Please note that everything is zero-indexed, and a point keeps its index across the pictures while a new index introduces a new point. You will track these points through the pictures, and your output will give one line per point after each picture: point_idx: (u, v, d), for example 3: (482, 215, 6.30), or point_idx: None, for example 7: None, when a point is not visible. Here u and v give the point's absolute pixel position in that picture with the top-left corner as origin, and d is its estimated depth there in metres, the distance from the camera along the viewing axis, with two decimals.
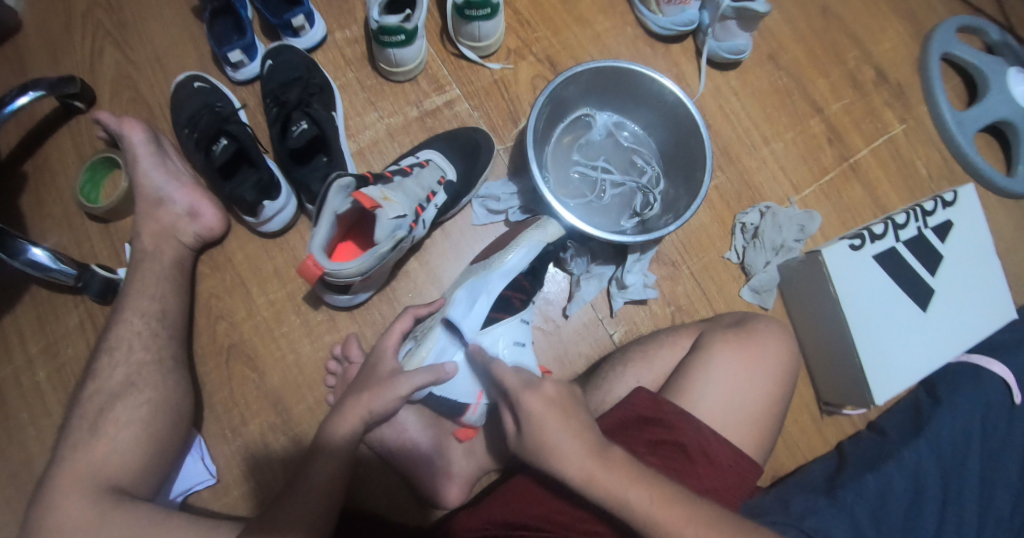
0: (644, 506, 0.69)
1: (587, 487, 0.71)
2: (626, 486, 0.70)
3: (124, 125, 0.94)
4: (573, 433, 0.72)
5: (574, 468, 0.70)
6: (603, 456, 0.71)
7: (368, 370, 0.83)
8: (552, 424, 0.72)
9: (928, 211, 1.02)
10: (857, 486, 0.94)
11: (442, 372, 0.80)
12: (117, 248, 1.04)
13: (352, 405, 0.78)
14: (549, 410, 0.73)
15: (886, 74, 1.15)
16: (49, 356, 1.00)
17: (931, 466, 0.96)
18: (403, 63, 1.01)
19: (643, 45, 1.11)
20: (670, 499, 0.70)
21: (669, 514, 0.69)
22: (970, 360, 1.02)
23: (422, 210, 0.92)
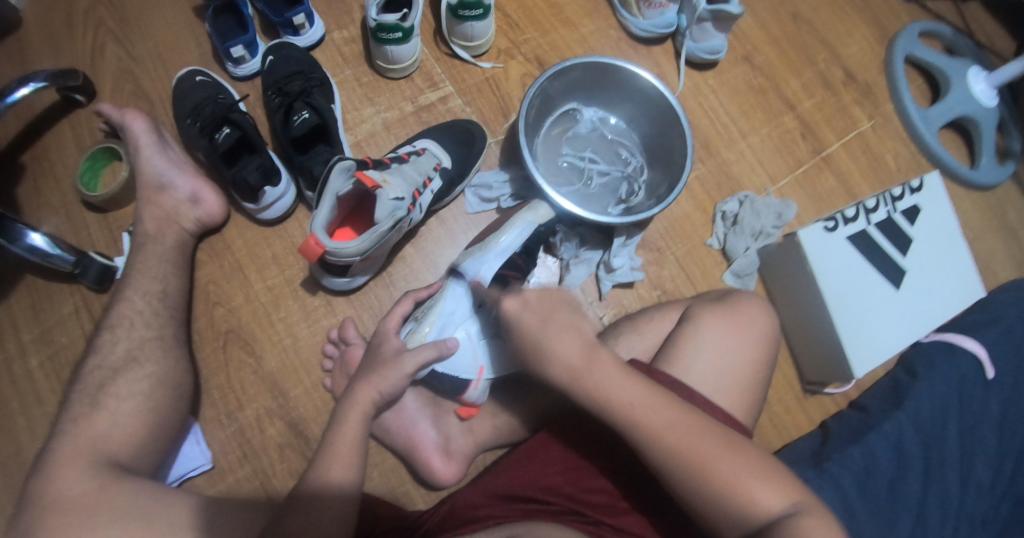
0: (628, 404, 0.74)
1: (570, 386, 0.76)
2: (611, 388, 0.75)
3: (126, 116, 0.98)
4: (564, 334, 0.78)
5: (558, 364, 0.77)
6: (588, 358, 0.76)
7: (374, 348, 0.84)
8: (542, 328, 0.78)
9: (896, 197, 1.11)
10: (842, 458, 1.00)
11: (446, 347, 0.83)
12: (114, 236, 1.05)
13: (363, 387, 0.80)
14: (536, 311, 0.79)
15: (854, 74, 1.25)
16: (43, 343, 1.01)
17: (911, 438, 1.03)
18: (399, 61, 1.06)
19: (626, 46, 1.18)
20: (658, 398, 0.75)
21: (653, 412, 0.73)
22: (943, 338, 1.10)
23: (419, 195, 0.96)
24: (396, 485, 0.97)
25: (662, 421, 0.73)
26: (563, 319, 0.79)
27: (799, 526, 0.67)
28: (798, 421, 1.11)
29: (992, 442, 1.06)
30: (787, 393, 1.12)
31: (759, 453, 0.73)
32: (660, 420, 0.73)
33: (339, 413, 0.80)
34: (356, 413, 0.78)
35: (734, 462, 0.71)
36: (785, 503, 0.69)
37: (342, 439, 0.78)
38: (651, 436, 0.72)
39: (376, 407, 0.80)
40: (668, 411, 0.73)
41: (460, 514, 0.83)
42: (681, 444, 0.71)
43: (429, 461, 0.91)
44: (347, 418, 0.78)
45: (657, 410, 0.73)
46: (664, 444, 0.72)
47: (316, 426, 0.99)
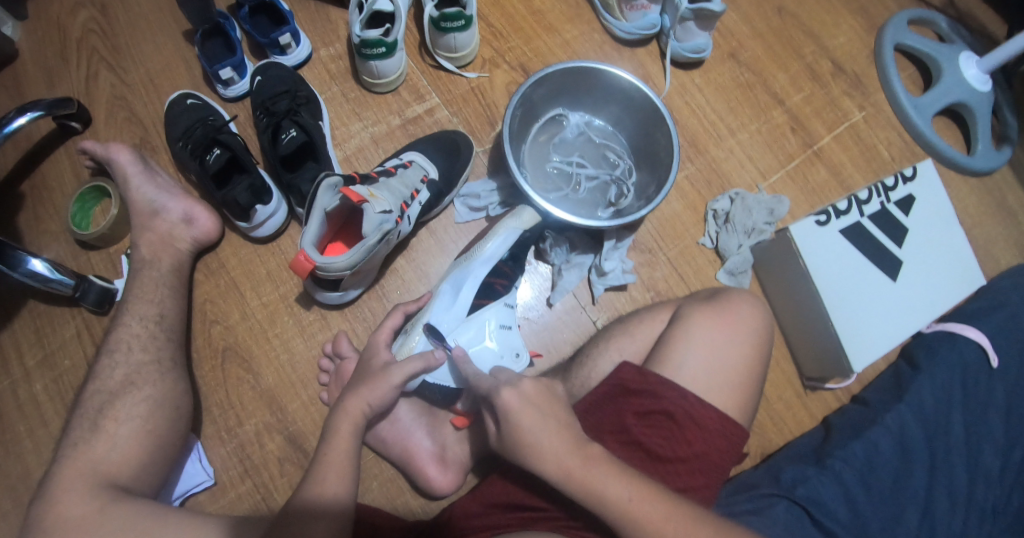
0: (621, 499, 0.71)
1: (567, 485, 0.73)
2: (602, 483, 0.72)
3: (111, 150, 1.01)
4: (552, 434, 0.74)
5: (552, 461, 0.73)
6: (581, 452, 0.73)
7: (363, 363, 0.87)
8: (536, 422, 0.75)
9: (889, 187, 1.10)
10: (844, 453, 0.99)
11: (433, 359, 0.84)
12: (113, 259, 1.08)
13: (353, 398, 0.82)
14: (529, 406, 0.75)
15: (842, 66, 1.25)
16: (47, 367, 1.03)
17: (914, 430, 1.02)
18: (384, 75, 1.07)
19: (610, 49, 1.18)
20: (648, 496, 0.72)
21: (646, 507, 0.71)
22: (944, 328, 1.09)
23: (406, 207, 0.97)
24: (395, 496, 0.97)
25: (658, 525, 0.71)
26: (558, 414, 0.76)
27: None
28: (799, 417, 1.10)
29: (999, 431, 1.05)
30: (787, 390, 1.11)
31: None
32: (656, 521, 0.71)
33: (334, 428, 0.81)
34: (347, 424, 0.80)
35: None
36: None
37: (334, 454, 0.79)
38: (646, 535, 0.70)
39: (368, 419, 0.82)
40: (663, 508, 0.72)
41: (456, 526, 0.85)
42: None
43: (425, 470, 0.91)
44: (339, 428, 0.80)
45: (652, 513, 0.71)
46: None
47: (314, 439, 1.00)
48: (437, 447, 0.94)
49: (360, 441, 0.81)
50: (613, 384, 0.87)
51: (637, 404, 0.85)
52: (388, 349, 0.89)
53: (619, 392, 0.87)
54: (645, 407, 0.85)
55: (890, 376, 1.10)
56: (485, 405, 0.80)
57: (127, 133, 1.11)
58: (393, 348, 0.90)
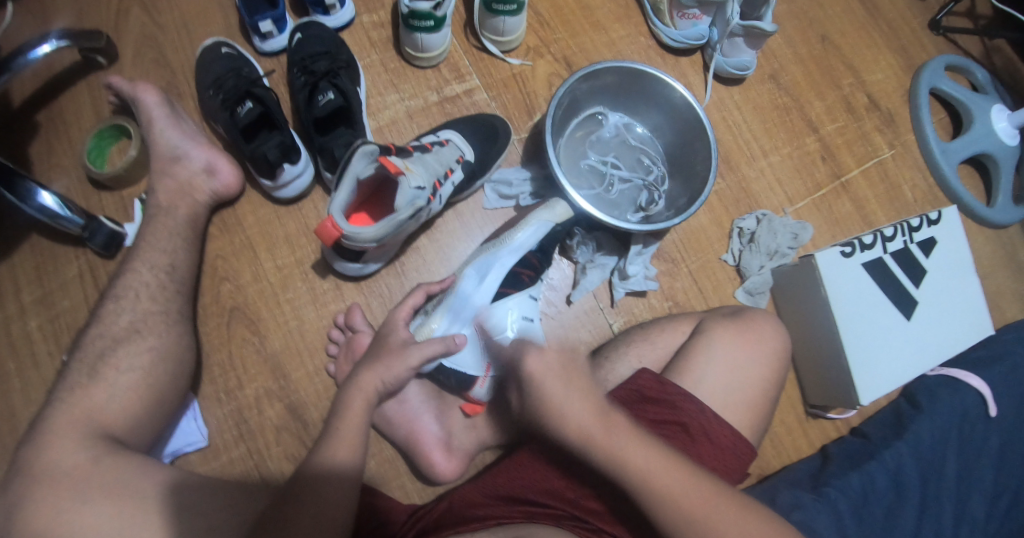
0: (642, 468, 0.72)
1: (586, 449, 0.73)
2: (625, 449, 0.73)
3: (137, 89, 0.97)
4: (577, 399, 0.73)
5: (573, 428, 0.73)
6: (604, 418, 0.73)
7: (381, 338, 0.84)
8: (562, 390, 0.73)
9: (914, 227, 1.11)
10: (841, 483, 0.99)
11: (453, 344, 0.82)
12: (125, 203, 1.03)
13: (367, 374, 0.79)
14: (553, 373, 0.74)
15: (877, 102, 1.25)
16: (44, 305, 0.99)
17: (911, 469, 1.02)
18: (428, 50, 1.05)
19: (654, 55, 1.17)
20: (676, 465, 0.73)
21: (668, 477, 0.72)
22: (948, 373, 1.10)
23: (439, 185, 0.95)
24: (392, 477, 0.95)
25: (680, 494, 0.72)
26: (581, 383, 0.74)
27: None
28: (798, 443, 1.11)
29: (989, 479, 1.06)
30: (789, 414, 1.12)
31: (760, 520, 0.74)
32: (679, 492, 0.72)
33: (346, 403, 0.78)
34: (360, 400, 0.78)
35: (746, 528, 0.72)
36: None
37: (345, 430, 0.77)
38: (667, 505, 0.71)
39: (380, 397, 0.79)
40: (686, 479, 0.73)
41: (458, 513, 0.83)
42: (704, 518, 0.71)
43: (429, 456, 0.89)
44: (351, 404, 0.78)
45: (675, 479, 0.72)
46: (681, 510, 0.71)
47: (315, 411, 0.97)
48: (443, 433, 0.92)
49: (370, 419, 0.79)
50: (631, 390, 0.87)
51: (653, 412, 0.84)
52: (407, 328, 0.86)
53: (636, 398, 0.86)
54: (660, 415, 0.84)
55: (890, 412, 1.11)
56: (510, 368, 0.80)
57: (154, 75, 1.07)
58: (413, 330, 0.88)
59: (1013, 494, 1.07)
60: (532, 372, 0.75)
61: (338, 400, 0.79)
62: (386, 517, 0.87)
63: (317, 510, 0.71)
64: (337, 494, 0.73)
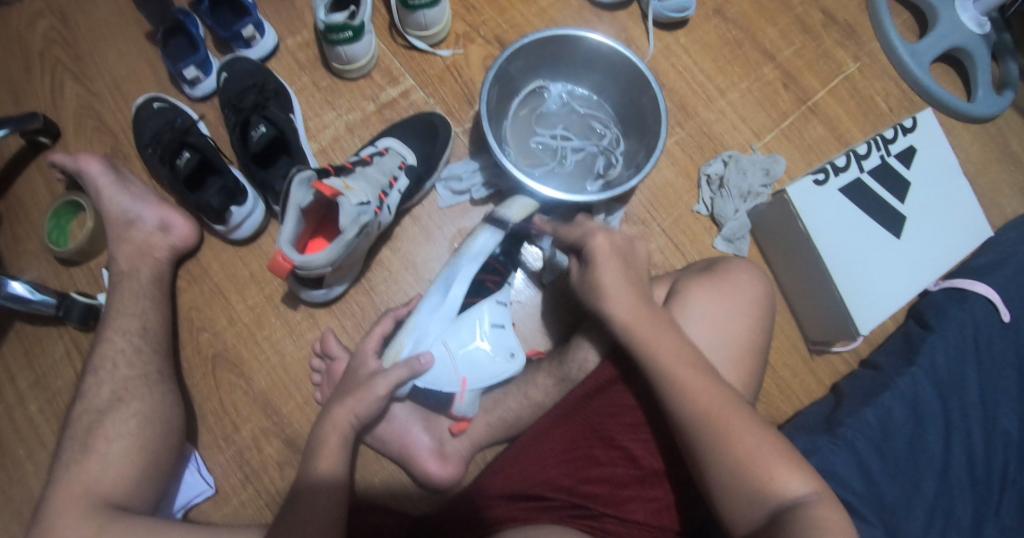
0: (670, 360, 0.75)
1: (626, 335, 0.77)
2: (660, 341, 0.76)
3: (80, 161, 0.97)
4: (625, 285, 0.78)
5: (619, 310, 0.77)
6: (644, 310, 0.77)
7: (351, 372, 0.85)
8: (615, 274, 0.78)
9: (889, 139, 1.08)
10: (855, 421, 0.95)
11: (418, 366, 0.82)
12: (95, 274, 1.05)
13: (339, 409, 0.80)
14: (610, 254, 0.78)
15: (834, 15, 1.19)
16: (39, 388, 1.02)
17: (927, 392, 0.98)
18: (354, 60, 1.03)
19: (589, 15, 1.13)
20: (699, 368, 0.75)
21: (692, 374, 0.74)
22: (953, 285, 1.06)
23: (385, 196, 0.93)
24: (399, 491, 0.97)
25: (701, 392, 0.73)
26: (630, 270, 0.79)
27: (817, 511, 0.67)
28: (806, 383, 1.08)
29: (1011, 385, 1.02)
30: (793, 355, 1.09)
31: (791, 456, 0.71)
32: (697, 388, 0.73)
33: (321, 437, 0.80)
34: (335, 435, 0.79)
35: (760, 439, 0.71)
36: (803, 487, 0.69)
37: (331, 458, 0.79)
38: (687, 399, 0.73)
39: (356, 429, 0.81)
40: (707, 378, 0.74)
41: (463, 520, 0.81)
42: (720, 425, 0.72)
43: (424, 465, 0.89)
44: (328, 441, 0.79)
45: (698, 378, 0.74)
46: (696, 406, 0.73)
47: None
48: (434, 444, 0.91)
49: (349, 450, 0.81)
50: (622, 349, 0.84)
51: None
52: (376, 357, 0.86)
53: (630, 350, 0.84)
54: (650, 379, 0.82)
55: (902, 339, 1.06)
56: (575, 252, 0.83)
57: (98, 143, 1.08)
58: (381, 357, 0.87)
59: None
60: (595, 251, 0.79)
61: (315, 433, 0.81)
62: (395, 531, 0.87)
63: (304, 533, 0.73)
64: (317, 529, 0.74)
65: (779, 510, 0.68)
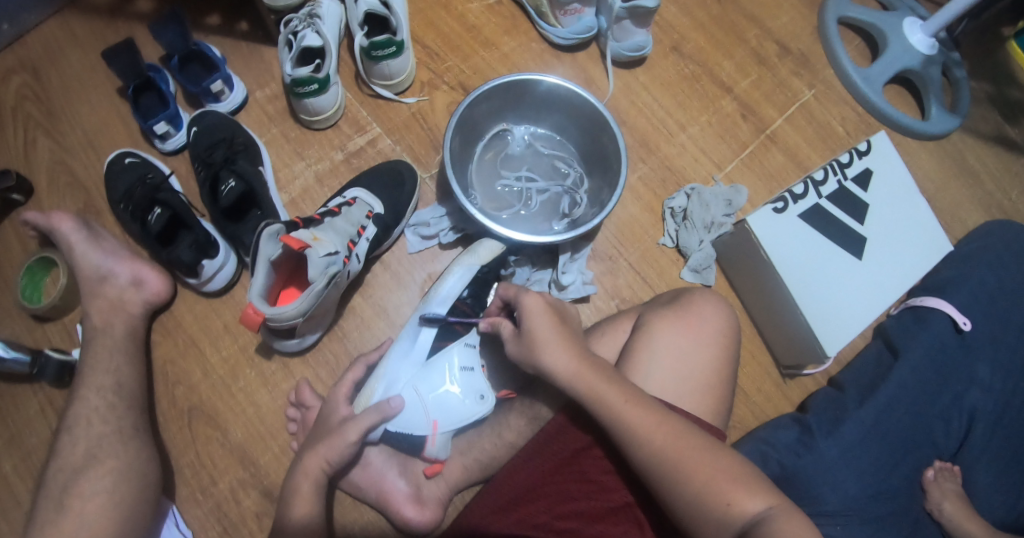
0: (616, 407, 0.76)
1: (573, 385, 0.78)
2: (603, 393, 0.77)
3: (52, 220, 0.98)
4: (559, 342, 0.80)
5: (560, 364, 0.79)
6: (582, 362, 0.79)
7: (324, 419, 0.86)
8: (547, 333, 0.80)
9: (845, 164, 1.11)
10: (817, 456, 1.00)
11: (388, 409, 0.83)
12: (69, 329, 1.06)
13: (311, 456, 0.81)
14: (541, 313, 0.81)
15: (787, 46, 1.24)
16: (14, 447, 1.02)
17: (889, 421, 1.03)
18: (321, 111, 1.05)
19: (550, 57, 1.17)
20: (646, 407, 0.77)
21: (641, 414, 0.76)
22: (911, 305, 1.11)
23: (354, 245, 0.95)
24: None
25: (651, 432, 0.75)
26: (559, 327, 0.81)
27: (777, 528, 0.69)
28: (778, 408, 1.10)
29: (967, 397, 1.06)
30: (765, 381, 1.11)
31: (748, 475, 0.74)
32: (649, 428, 0.75)
33: (295, 485, 0.81)
34: (308, 483, 0.80)
35: (716, 465, 0.73)
36: (762, 506, 0.71)
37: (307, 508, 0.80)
38: (640, 443, 0.75)
39: (328, 474, 0.81)
40: (655, 417, 0.76)
41: None
42: (674, 462, 0.73)
43: (401, 511, 0.90)
44: (300, 488, 0.80)
45: (647, 419, 0.76)
46: (651, 447, 0.74)
47: None
48: (411, 489, 0.92)
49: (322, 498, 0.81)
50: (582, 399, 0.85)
51: None
52: (349, 403, 0.87)
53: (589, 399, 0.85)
54: None
55: (870, 359, 1.09)
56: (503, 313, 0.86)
57: (71, 199, 1.10)
58: (354, 403, 0.88)
59: (995, 403, 1.07)
60: (526, 308, 0.82)
61: (288, 481, 0.82)
62: None
63: None
64: None
65: (742, 530, 0.70)
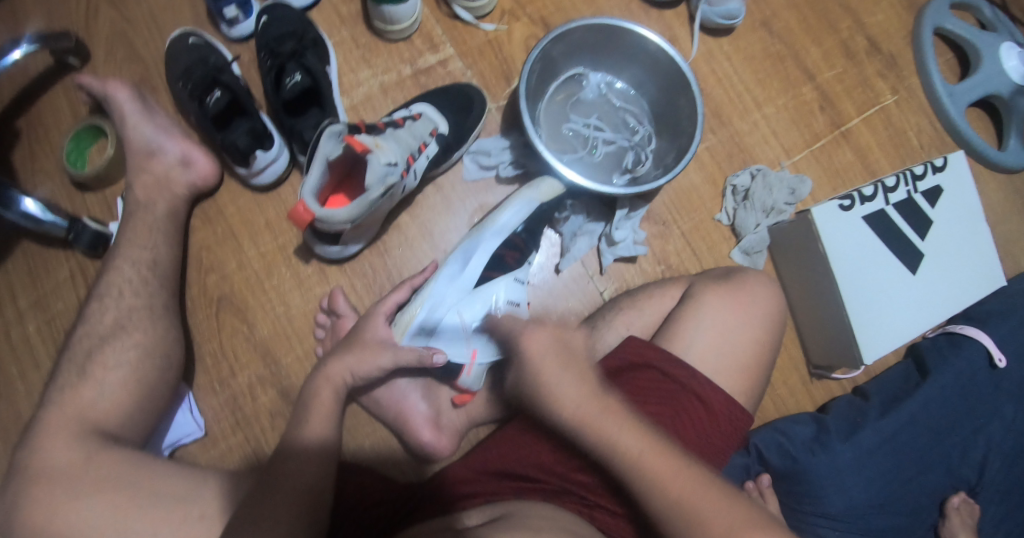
0: (633, 452, 0.71)
1: (580, 430, 0.73)
2: (619, 435, 0.72)
3: (108, 86, 0.96)
4: (568, 379, 0.74)
5: (569, 410, 0.73)
6: (596, 399, 0.73)
7: (357, 332, 0.84)
8: (553, 372, 0.75)
9: (918, 175, 1.07)
10: (834, 453, 0.99)
11: (427, 360, 0.83)
12: (109, 202, 1.05)
13: (335, 365, 0.81)
14: (548, 352, 0.76)
15: (878, 44, 1.19)
16: (40, 309, 1.01)
17: (909, 435, 1.02)
18: (397, 21, 1.02)
19: (637, 9, 1.12)
20: (664, 453, 0.71)
21: (657, 462, 0.70)
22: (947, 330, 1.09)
23: (413, 160, 0.92)
24: (387, 457, 0.97)
25: (670, 478, 0.69)
26: (574, 364, 0.76)
27: None
28: (801, 404, 1.10)
29: (991, 433, 1.05)
30: (793, 375, 1.10)
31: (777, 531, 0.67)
32: (668, 476, 0.69)
33: (325, 396, 0.80)
34: (328, 390, 0.80)
35: (738, 518, 0.67)
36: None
37: (319, 420, 0.79)
38: (656, 491, 0.69)
39: (348, 388, 0.81)
40: (675, 466, 0.70)
41: (450, 492, 0.82)
42: (697, 515, 0.67)
43: (418, 433, 0.89)
44: (320, 393, 0.80)
45: (665, 466, 0.70)
46: (665, 499, 0.69)
47: None
48: (433, 414, 0.92)
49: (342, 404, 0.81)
50: (620, 359, 0.84)
51: (650, 399, 0.81)
52: (388, 326, 0.85)
53: (626, 367, 0.83)
54: (650, 380, 0.82)
55: (900, 374, 1.08)
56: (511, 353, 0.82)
57: (126, 71, 1.07)
58: (392, 325, 0.86)
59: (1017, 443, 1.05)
60: (527, 350, 0.77)
61: (307, 386, 0.81)
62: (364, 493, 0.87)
63: (288, 489, 0.72)
64: (294, 492, 0.72)
65: None
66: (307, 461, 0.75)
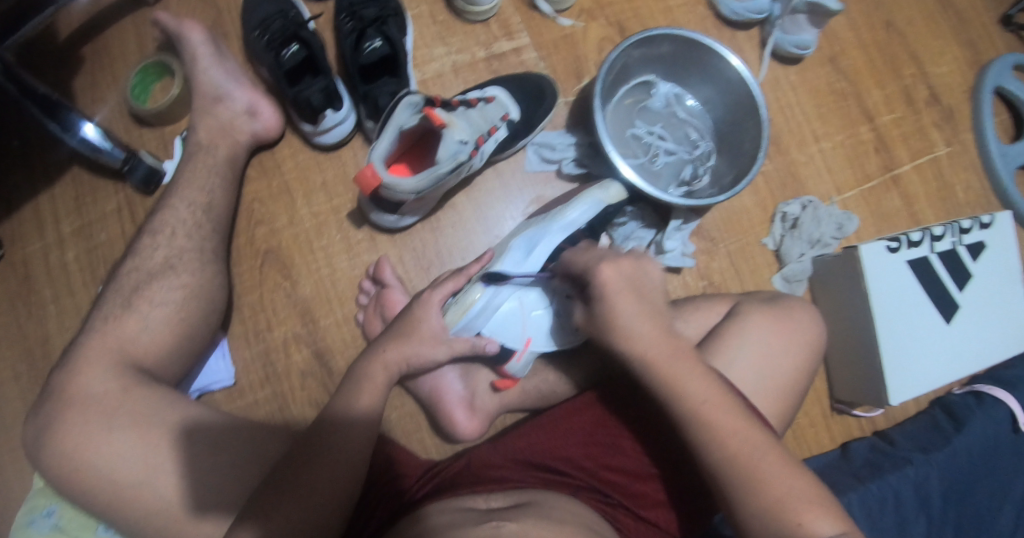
0: (699, 400, 0.73)
1: (647, 371, 0.76)
2: (688, 379, 0.74)
3: (183, 26, 0.96)
4: (642, 316, 0.77)
5: (641, 348, 0.76)
6: (674, 343, 0.76)
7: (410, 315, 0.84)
8: (628, 307, 0.76)
9: (965, 229, 1.09)
10: (861, 491, 0.99)
11: (481, 348, 0.86)
12: (165, 140, 1.04)
13: (392, 351, 0.81)
14: (623, 287, 0.77)
15: (938, 96, 1.21)
16: (82, 237, 1.01)
17: (934, 482, 1.02)
18: (479, 4, 1.02)
19: (711, 27, 1.13)
20: (729, 403, 0.73)
21: (720, 414, 0.72)
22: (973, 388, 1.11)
23: (483, 142, 0.92)
24: (412, 432, 0.97)
25: (729, 436, 0.71)
26: (650, 303, 0.78)
27: None
28: (819, 437, 1.11)
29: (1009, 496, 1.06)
30: (814, 407, 1.11)
31: (824, 500, 0.69)
32: (730, 430, 0.72)
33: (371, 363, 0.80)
34: (382, 374, 0.80)
35: (791, 483, 0.69)
36: (834, 531, 0.67)
37: (366, 390, 0.79)
38: (718, 441, 0.71)
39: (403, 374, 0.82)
40: (738, 421, 0.72)
41: (477, 472, 0.81)
42: (754, 472, 0.70)
43: (451, 413, 0.90)
44: (371, 373, 0.80)
45: (728, 420, 0.72)
46: (724, 449, 0.71)
47: (342, 361, 0.98)
48: (468, 395, 0.92)
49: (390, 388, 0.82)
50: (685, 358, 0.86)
51: None
52: (440, 313, 0.85)
53: None
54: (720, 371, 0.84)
55: (927, 423, 1.09)
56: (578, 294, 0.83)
57: (200, 14, 1.06)
58: (445, 312, 0.86)
59: None
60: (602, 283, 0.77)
61: (359, 367, 0.82)
62: (388, 462, 0.86)
63: (331, 457, 0.73)
64: (337, 469, 0.72)
65: None
66: (344, 433, 0.75)
